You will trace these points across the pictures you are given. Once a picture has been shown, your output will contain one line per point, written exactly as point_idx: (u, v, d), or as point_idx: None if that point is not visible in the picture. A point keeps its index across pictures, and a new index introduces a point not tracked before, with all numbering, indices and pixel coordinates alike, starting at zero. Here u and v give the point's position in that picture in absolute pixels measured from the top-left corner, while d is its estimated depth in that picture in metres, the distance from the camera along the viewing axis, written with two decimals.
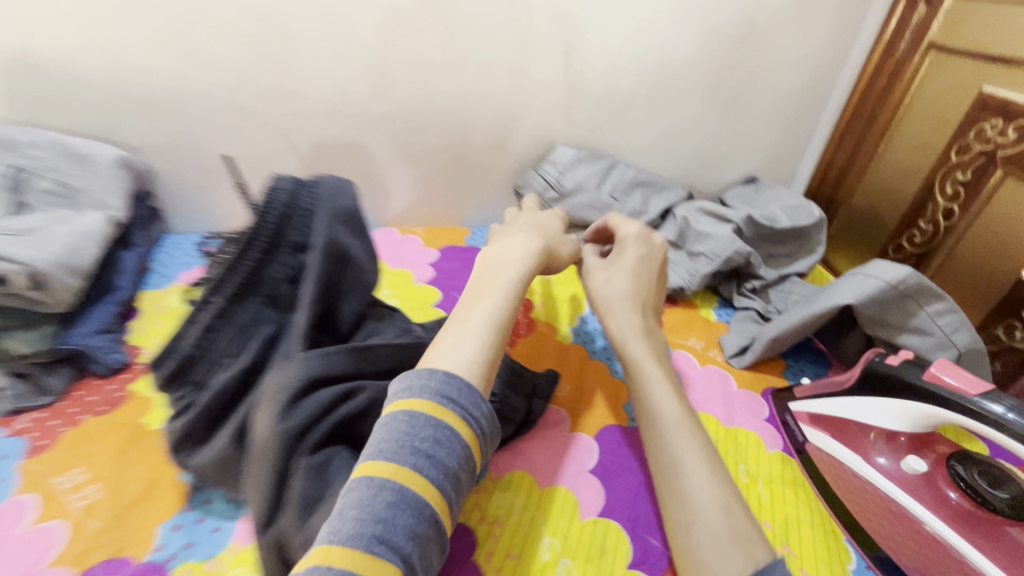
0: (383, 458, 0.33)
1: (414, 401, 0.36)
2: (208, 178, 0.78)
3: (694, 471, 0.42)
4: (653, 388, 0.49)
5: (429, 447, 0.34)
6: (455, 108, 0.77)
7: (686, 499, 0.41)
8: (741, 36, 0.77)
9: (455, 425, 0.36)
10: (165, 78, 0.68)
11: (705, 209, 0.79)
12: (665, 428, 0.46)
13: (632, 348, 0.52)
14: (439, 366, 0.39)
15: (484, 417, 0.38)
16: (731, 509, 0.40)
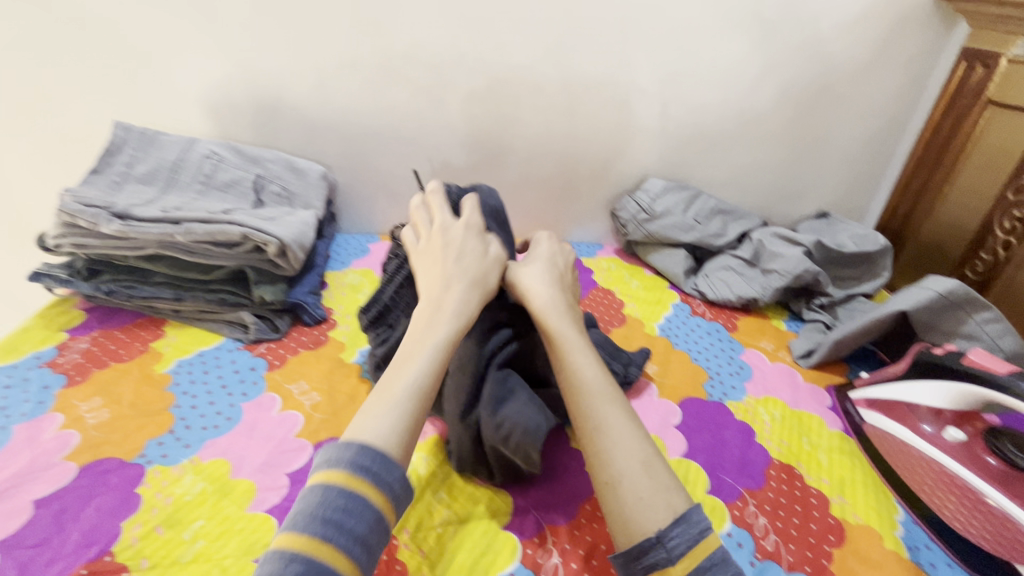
0: (296, 534, 0.36)
1: (331, 474, 0.39)
2: (374, 191, 1.01)
3: (619, 436, 0.48)
4: (575, 364, 0.54)
5: (340, 519, 0.37)
6: (568, 144, 0.96)
7: (612, 460, 0.47)
8: (815, 91, 0.92)
9: (369, 495, 0.39)
10: (360, 116, 0.92)
11: (780, 234, 0.92)
12: (590, 399, 0.51)
13: (554, 330, 0.57)
14: (354, 436, 0.42)
15: (399, 483, 0.41)
16: (651, 464, 0.46)
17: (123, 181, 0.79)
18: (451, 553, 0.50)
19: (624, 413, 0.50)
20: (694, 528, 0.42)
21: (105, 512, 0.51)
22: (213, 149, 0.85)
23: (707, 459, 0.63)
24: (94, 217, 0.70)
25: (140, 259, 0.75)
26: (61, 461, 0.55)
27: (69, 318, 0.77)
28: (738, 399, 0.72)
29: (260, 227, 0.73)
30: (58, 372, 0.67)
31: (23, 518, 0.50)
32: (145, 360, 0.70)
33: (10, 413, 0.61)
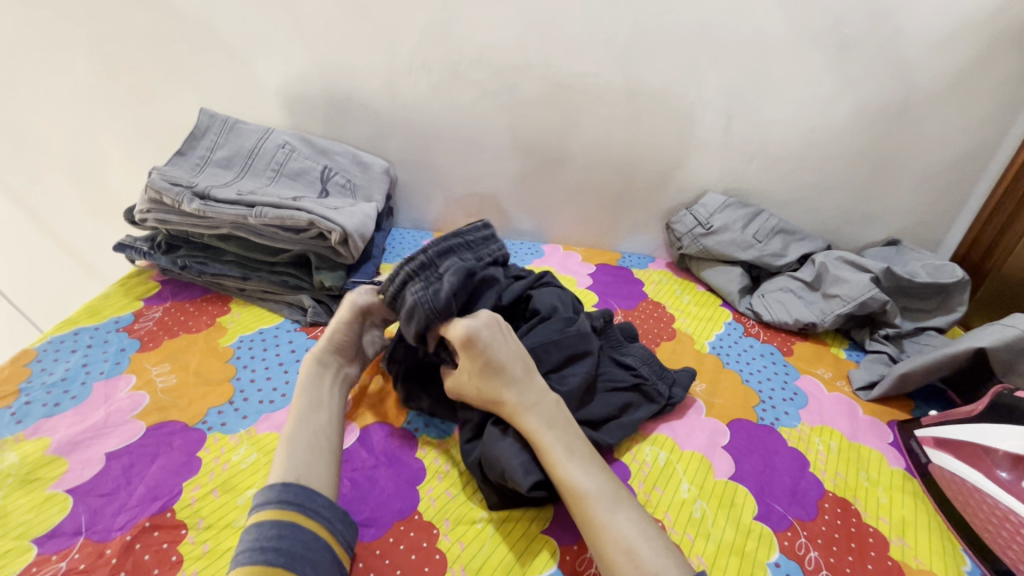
0: (241, 564, 0.41)
1: (260, 513, 0.44)
2: (432, 188, 1.04)
3: (608, 538, 0.45)
4: (544, 455, 0.51)
5: (276, 543, 0.42)
6: (626, 154, 0.95)
7: (599, 551, 0.45)
8: (893, 112, 0.88)
9: (295, 521, 0.44)
10: (425, 115, 0.95)
11: (846, 258, 0.87)
12: (577, 501, 0.48)
13: (527, 425, 0.53)
14: (272, 479, 0.47)
15: (325, 505, 0.46)
16: (634, 552, 0.44)
17: (204, 165, 0.85)
18: (489, 550, 0.50)
19: (616, 510, 0.47)
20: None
21: (169, 470, 0.54)
22: (286, 140, 0.89)
23: (756, 484, 0.60)
24: (178, 195, 0.75)
25: (214, 238, 0.80)
26: (132, 419, 0.59)
27: (145, 289, 0.82)
28: (791, 425, 0.69)
29: (326, 215, 0.76)
30: (134, 337, 0.72)
31: (97, 468, 0.53)
32: (211, 333, 0.74)
33: (91, 370, 0.66)
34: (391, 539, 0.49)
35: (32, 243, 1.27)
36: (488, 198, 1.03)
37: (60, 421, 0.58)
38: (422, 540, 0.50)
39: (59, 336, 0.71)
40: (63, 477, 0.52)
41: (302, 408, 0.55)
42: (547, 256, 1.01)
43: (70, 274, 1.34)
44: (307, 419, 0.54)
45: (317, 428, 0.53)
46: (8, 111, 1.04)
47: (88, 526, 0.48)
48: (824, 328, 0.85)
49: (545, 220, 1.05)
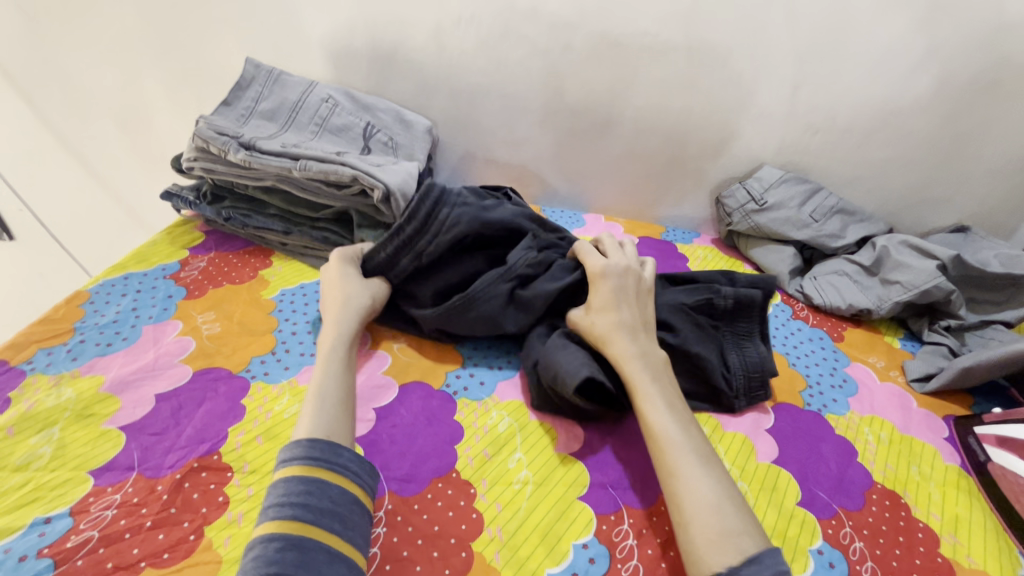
0: (273, 517, 0.41)
1: (286, 468, 0.44)
2: (474, 150, 1.01)
3: (698, 489, 0.45)
4: (648, 403, 0.52)
5: (305, 499, 0.42)
6: (680, 120, 0.90)
7: (685, 502, 0.44)
8: (980, 86, 0.80)
9: (324, 477, 0.44)
10: (471, 73, 0.92)
11: (911, 243, 0.82)
12: (671, 451, 0.48)
13: (629, 371, 0.54)
14: (298, 437, 0.46)
15: (352, 461, 0.46)
16: (723, 508, 0.44)
17: (250, 116, 0.84)
18: (526, 513, 0.49)
19: (710, 470, 0.47)
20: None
21: (215, 414, 0.55)
22: (330, 93, 0.88)
23: (800, 469, 0.58)
24: (224, 145, 0.75)
25: (258, 190, 0.80)
26: (179, 363, 0.60)
27: (191, 239, 0.83)
28: (839, 413, 0.66)
29: (369, 171, 0.75)
30: (181, 285, 0.73)
31: (148, 408, 0.55)
32: (254, 285, 0.74)
33: (141, 314, 0.67)
34: (429, 495, 0.50)
35: (81, 188, 1.31)
36: (531, 163, 1.00)
37: (113, 360, 0.60)
38: (460, 499, 0.50)
39: (111, 280, 0.73)
40: (116, 414, 0.54)
41: (334, 365, 0.55)
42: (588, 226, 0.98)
43: (117, 221, 1.38)
44: (340, 377, 0.54)
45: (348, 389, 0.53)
46: (61, 56, 1.05)
47: (140, 463, 0.50)
48: (879, 315, 0.80)
49: (588, 188, 1.02)
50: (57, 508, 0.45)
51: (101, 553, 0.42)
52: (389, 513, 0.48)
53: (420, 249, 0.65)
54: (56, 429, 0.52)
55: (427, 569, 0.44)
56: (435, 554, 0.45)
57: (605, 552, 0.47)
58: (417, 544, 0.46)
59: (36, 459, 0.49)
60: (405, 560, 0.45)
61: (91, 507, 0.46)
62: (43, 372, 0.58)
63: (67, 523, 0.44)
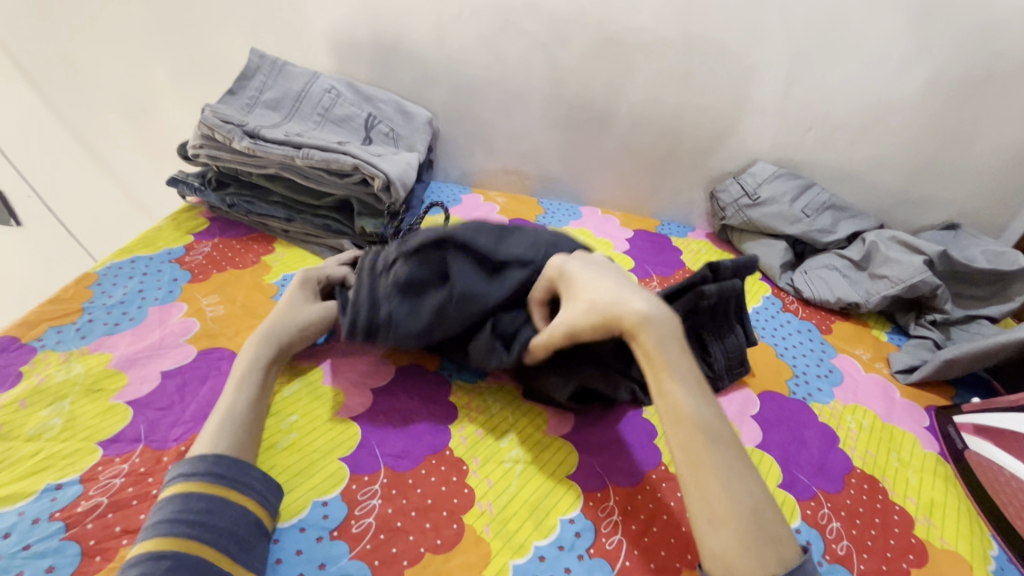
0: (159, 537, 0.39)
1: (183, 484, 0.42)
2: (474, 143, 1.03)
3: (732, 490, 0.39)
4: (671, 380, 0.44)
5: (203, 517, 0.41)
6: (676, 116, 0.92)
7: (716, 506, 0.39)
8: (970, 85, 0.82)
9: (226, 495, 0.43)
10: (472, 66, 0.93)
11: (900, 238, 0.83)
12: (702, 440, 0.41)
13: (645, 341, 0.46)
14: (203, 450, 0.45)
15: (258, 480, 0.45)
16: (761, 508, 0.39)
17: (254, 105, 0.86)
18: (515, 489, 0.52)
19: (742, 463, 0.41)
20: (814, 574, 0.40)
21: (218, 392, 0.57)
22: (333, 84, 0.89)
23: (783, 453, 0.60)
24: (229, 133, 0.77)
25: (261, 177, 0.82)
26: (184, 343, 0.62)
27: (195, 225, 0.85)
28: (824, 402, 0.68)
29: (370, 161, 0.76)
30: (185, 269, 0.75)
31: (153, 384, 0.57)
32: (257, 270, 0.76)
33: (147, 296, 0.69)
34: (423, 471, 0.52)
35: (89, 175, 1.33)
36: (530, 156, 1.02)
37: (120, 339, 0.62)
38: (452, 475, 0.52)
39: (117, 263, 0.75)
40: (123, 389, 0.56)
41: (249, 380, 0.52)
42: (585, 219, 1.00)
43: (123, 209, 1.40)
44: (254, 395, 0.51)
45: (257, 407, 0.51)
46: (71, 46, 1.07)
47: (147, 435, 0.52)
48: (867, 309, 0.82)
49: (585, 182, 1.03)
50: (67, 476, 0.47)
51: (110, 518, 0.44)
52: (385, 486, 0.50)
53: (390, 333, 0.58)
54: (66, 402, 0.54)
55: (420, 538, 0.46)
56: (428, 525, 0.47)
57: (590, 527, 0.49)
58: (411, 515, 0.48)
59: (47, 430, 0.51)
60: (399, 529, 0.47)
61: (100, 475, 0.48)
62: (53, 349, 0.60)
63: (77, 490, 0.46)
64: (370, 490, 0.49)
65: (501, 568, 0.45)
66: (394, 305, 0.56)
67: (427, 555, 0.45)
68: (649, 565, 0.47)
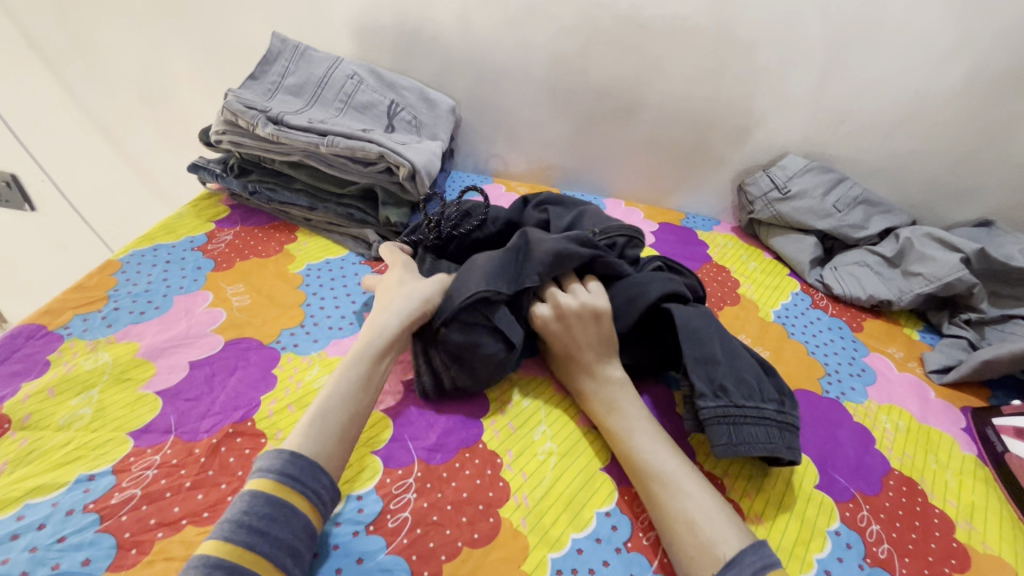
0: (222, 538, 0.38)
1: (258, 481, 0.41)
2: (496, 132, 1.01)
3: (672, 510, 0.45)
4: (617, 431, 0.52)
5: (266, 525, 0.39)
6: (705, 106, 0.90)
7: (662, 526, 0.45)
8: (1014, 77, 0.79)
9: (295, 503, 0.41)
10: (496, 53, 0.91)
11: (935, 235, 0.81)
12: (645, 473, 0.48)
13: (591, 404, 0.55)
14: (288, 446, 0.44)
15: (327, 490, 0.44)
16: (695, 525, 0.44)
17: (276, 90, 0.84)
18: (551, 482, 0.51)
19: (684, 485, 0.46)
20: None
21: (247, 383, 0.56)
22: (355, 70, 0.87)
23: (819, 453, 0.59)
24: (253, 118, 0.76)
25: (284, 164, 0.81)
26: (211, 333, 0.62)
27: (216, 212, 0.84)
28: (858, 401, 0.67)
29: (396, 149, 0.75)
30: (208, 257, 0.74)
31: (181, 374, 0.56)
32: (280, 260, 0.75)
33: (171, 284, 0.68)
34: (457, 464, 0.51)
35: (104, 160, 1.32)
36: (553, 146, 1.00)
37: (146, 328, 0.61)
38: (487, 468, 0.51)
39: (140, 250, 0.74)
40: (152, 379, 0.55)
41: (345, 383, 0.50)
42: (608, 211, 0.98)
43: (138, 195, 1.39)
44: (348, 397, 0.49)
45: (355, 412, 0.48)
46: (89, 28, 1.06)
47: (177, 426, 0.51)
48: (899, 307, 0.81)
49: (609, 173, 1.02)
50: (100, 466, 0.47)
51: (144, 510, 0.44)
52: (419, 480, 0.49)
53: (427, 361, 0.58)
54: (95, 392, 0.53)
55: (456, 533, 0.46)
56: (464, 519, 0.47)
57: (627, 521, 0.48)
58: (446, 509, 0.47)
59: (77, 420, 0.51)
60: (434, 524, 0.46)
61: (132, 467, 0.47)
62: (80, 337, 0.60)
63: (109, 481, 0.46)
64: (404, 483, 0.49)
65: (539, 562, 0.44)
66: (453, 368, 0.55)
67: (464, 550, 0.44)
68: None
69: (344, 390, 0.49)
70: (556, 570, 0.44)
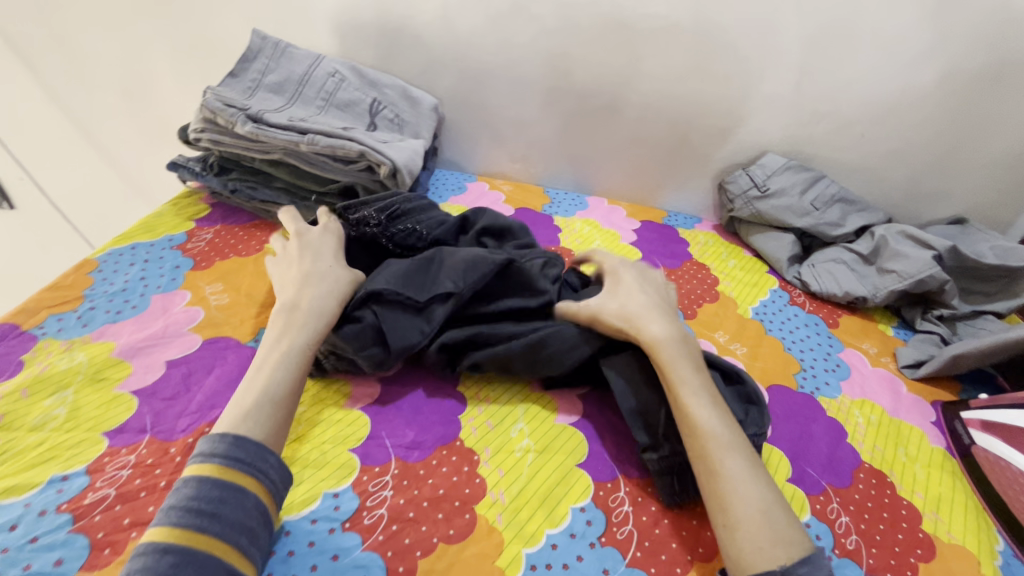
0: (167, 526, 0.38)
1: (202, 466, 0.41)
2: (480, 130, 1.01)
3: (749, 494, 0.44)
4: (687, 395, 0.49)
5: (215, 507, 0.39)
6: (686, 105, 0.91)
7: (732, 502, 0.43)
8: (985, 77, 0.81)
9: (242, 484, 0.41)
10: (479, 51, 0.91)
11: (909, 233, 0.83)
12: (713, 446, 0.46)
13: (660, 355, 0.52)
14: (228, 428, 0.44)
15: (275, 469, 0.44)
16: (771, 511, 0.43)
17: (256, 88, 0.84)
18: (527, 478, 0.51)
19: (752, 468, 0.46)
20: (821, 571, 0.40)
21: (224, 382, 0.56)
22: (337, 68, 0.87)
23: (792, 448, 0.60)
24: (232, 116, 0.76)
25: (265, 163, 0.81)
26: (188, 332, 0.61)
27: (197, 211, 0.84)
28: (831, 396, 0.68)
29: (376, 147, 0.75)
30: (187, 256, 0.73)
31: (158, 373, 0.56)
32: (260, 258, 0.75)
33: (149, 283, 0.68)
34: (434, 461, 0.51)
35: (83, 158, 1.31)
36: (536, 144, 1.01)
37: (123, 328, 0.61)
38: (464, 464, 0.51)
39: (117, 249, 0.73)
40: (128, 379, 0.55)
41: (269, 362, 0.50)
42: (591, 209, 0.99)
43: (119, 193, 1.38)
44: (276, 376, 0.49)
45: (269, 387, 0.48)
46: (65, 23, 1.04)
47: (153, 426, 0.51)
48: (874, 303, 0.82)
49: (592, 171, 1.02)
50: (73, 467, 0.47)
51: (118, 510, 0.44)
52: (396, 477, 0.49)
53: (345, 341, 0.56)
54: (69, 392, 0.53)
55: (432, 529, 0.46)
56: (440, 515, 0.47)
57: (602, 516, 0.49)
58: (422, 506, 0.48)
59: (51, 420, 0.50)
60: (410, 520, 0.46)
61: (106, 467, 0.47)
62: (54, 337, 0.59)
63: (83, 481, 0.46)
64: (381, 481, 0.49)
65: (513, 558, 0.45)
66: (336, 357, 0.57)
67: (439, 546, 0.45)
68: (660, 556, 0.47)
69: (278, 361, 0.49)
70: (530, 565, 0.45)
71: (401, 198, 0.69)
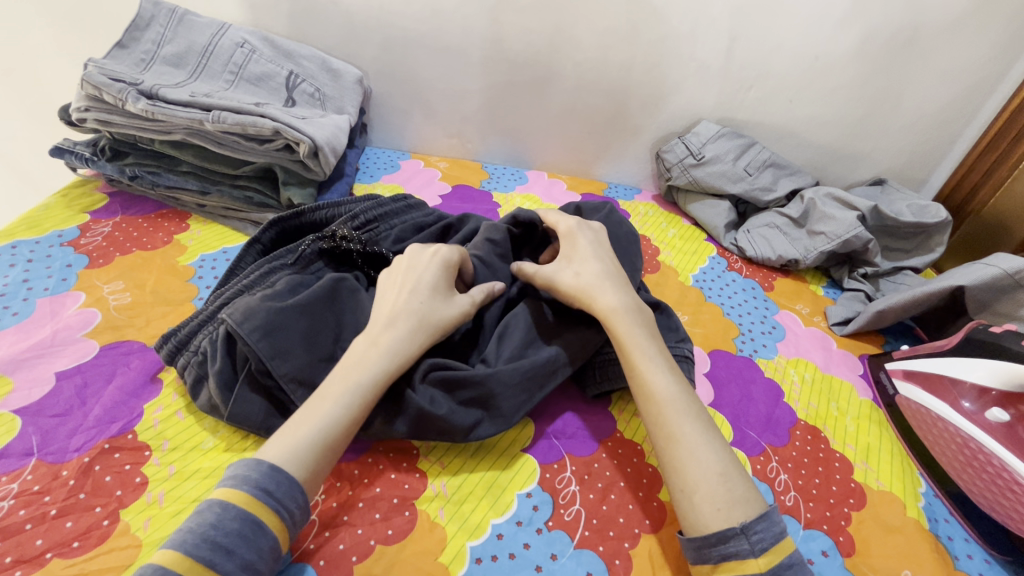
0: (181, 550, 0.33)
1: (230, 493, 0.36)
2: (409, 105, 0.96)
3: (704, 458, 0.43)
4: (644, 363, 0.49)
5: (231, 543, 0.34)
6: (622, 74, 0.89)
7: (686, 467, 0.43)
8: (901, 42, 0.83)
9: (265, 521, 0.36)
10: (403, 20, 0.86)
11: (834, 195, 0.86)
12: (668, 412, 0.46)
13: (617, 325, 0.51)
14: (270, 453, 0.39)
15: (302, 509, 0.39)
16: (728, 475, 0.43)
17: (151, 60, 0.75)
18: (470, 469, 0.49)
19: (712, 434, 0.45)
20: (774, 524, 0.41)
21: (127, 392, 0.50)
22: (245, 37, 0.79)
23: (733, 412, 0.60)
24: (121, 93, 0.67)
25: (167, 144, 0.73)
26: (83, 338, 0.54)
27: (91, 201, 0.75)
28: (768, 357, 0.70)
29: (293, 124, 0.69)
30: (81, 253, 0.65)
31: (46, 388, 0.49)
32: (169, 251, 0.68)
33: (34, 286, 0.60)
34: (370, 460, 0.48)
35: None
36: (470, 117, 0.96)
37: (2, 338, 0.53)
38: (402, 461, 0.49)
39: None
40: (9, 396, 0.48)
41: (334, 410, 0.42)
42: (531, 183, 0.96)
43: (7, 186, 1.24)
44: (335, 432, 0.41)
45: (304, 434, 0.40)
46: None
47: (41, 447, 0.45)
48: (805, 265, 0.85)
49: (530, 145, 0.99)
50: None
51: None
52: (327, 480, 0.46)
53: (197, 345, 0.50)
54: None
55: (369, 531, 0.43)
56: (377, 516, 0.44)
57: (548, 499, 0.48)
58: (357, 508, 0.45)
59: None
60: (345, 524, 0.43)
61: None
62: None
63: None
64: None
65: (457, 552, 0.43)
66: (192, 365, 0.49)
67: (377, 548, 0.42)
68: (608, 533, 0.46)
69: (338, 397, 0.42)
70: (475, 558, 0.43)
71: (370, 205, 0.67)
